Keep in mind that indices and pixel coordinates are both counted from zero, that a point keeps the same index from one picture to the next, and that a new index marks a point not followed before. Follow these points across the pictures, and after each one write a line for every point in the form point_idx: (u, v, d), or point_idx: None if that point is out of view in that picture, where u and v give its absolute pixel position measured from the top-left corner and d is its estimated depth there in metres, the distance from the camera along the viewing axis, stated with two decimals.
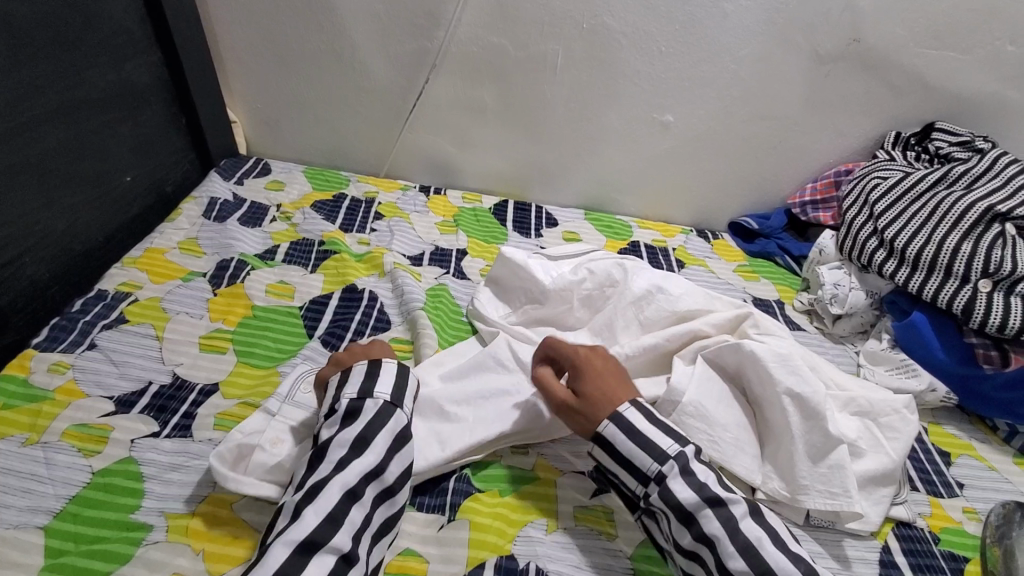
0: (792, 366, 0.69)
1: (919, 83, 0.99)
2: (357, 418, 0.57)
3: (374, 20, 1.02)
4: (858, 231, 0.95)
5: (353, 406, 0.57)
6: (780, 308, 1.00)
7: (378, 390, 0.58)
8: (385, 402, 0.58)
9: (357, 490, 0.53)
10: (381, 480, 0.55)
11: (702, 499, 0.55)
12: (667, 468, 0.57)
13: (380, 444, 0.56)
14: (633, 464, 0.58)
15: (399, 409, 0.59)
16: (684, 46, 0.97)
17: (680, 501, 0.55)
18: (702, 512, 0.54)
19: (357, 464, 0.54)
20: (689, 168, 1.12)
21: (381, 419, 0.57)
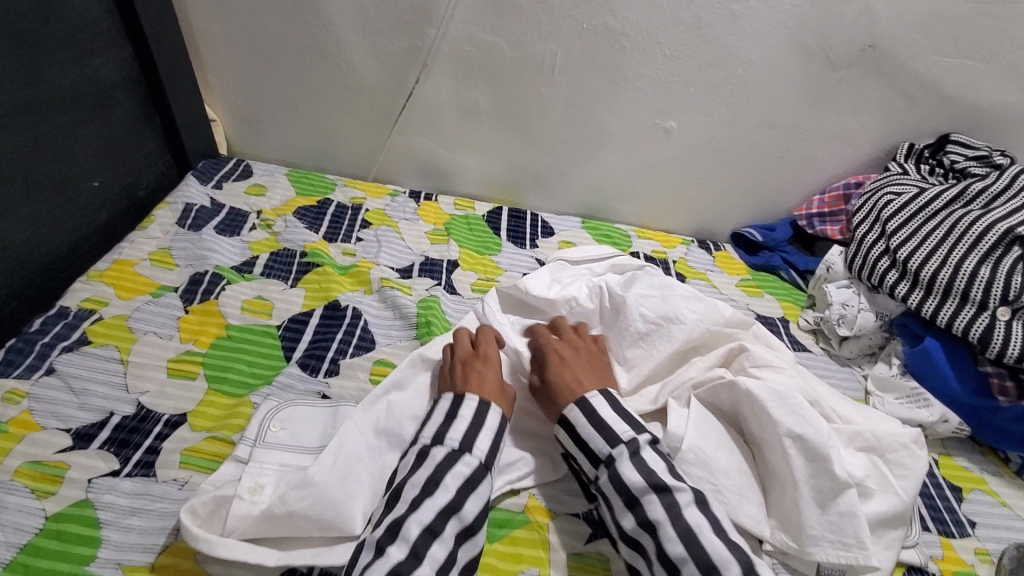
0: (792, 405, 0.66)
1: (935, 93, 0.94)
2: (424, 463, 0.54)
3: (362, 15, 0.95)
4: (868, 249, 0.90)
5: (424, 449, 0.56)
6: (785, 326, 0.95)
7: (449, 437, 0.56)
8: (453, 448, 0.55)
9: (438, 528, 0.50)
10: (461, 519, 0.52)
11: (649, 484, 0.56)
12: (616, 453, 0.59)
13: (449, 484, 0.53)
14: (589, 446, 0.61)
15: (469, 454, 0.55)
16: (691, 50, 0.92)
17: (629, 485, 0.57)
18: (645, 498, 0.55)
19: (431, 507, 0.51)
20: (691, 176, 1.07)
21: (451, 462, 0.54)
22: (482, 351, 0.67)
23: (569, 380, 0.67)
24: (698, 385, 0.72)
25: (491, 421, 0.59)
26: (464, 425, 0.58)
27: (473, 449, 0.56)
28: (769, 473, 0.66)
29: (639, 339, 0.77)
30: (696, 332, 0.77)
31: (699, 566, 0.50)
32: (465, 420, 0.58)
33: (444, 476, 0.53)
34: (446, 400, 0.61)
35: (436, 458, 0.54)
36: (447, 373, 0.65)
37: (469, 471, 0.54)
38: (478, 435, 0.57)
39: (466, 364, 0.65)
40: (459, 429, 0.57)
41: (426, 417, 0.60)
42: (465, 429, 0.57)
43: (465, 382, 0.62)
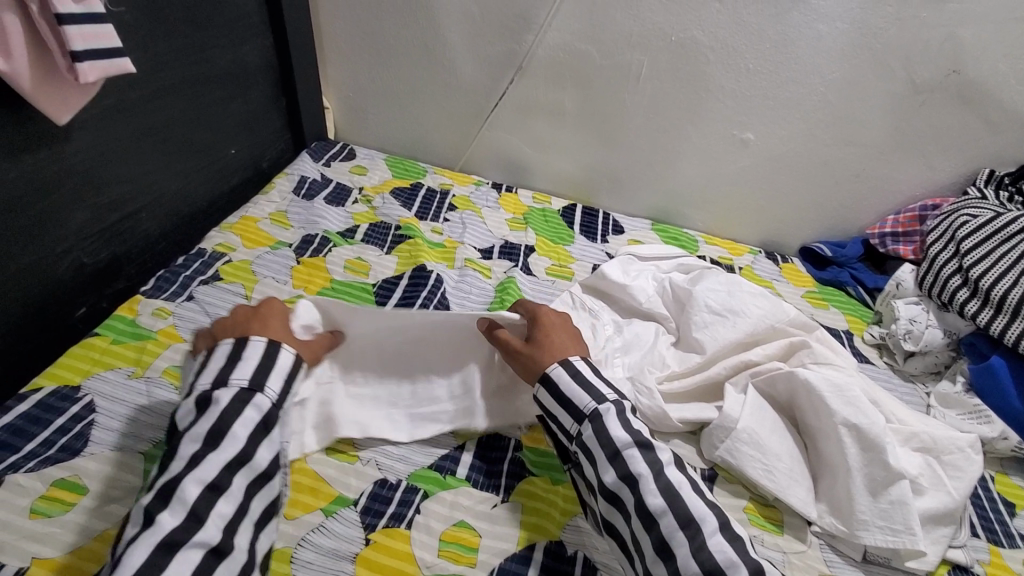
0: (849, 397, 0.68)
1: (1021, 122, 0.94)
2: (208, 409, 0.52)
3: (469, 21, 1.06)
4: (940, 267, 0.91)
5: (206, 396, 0.53)
6: (848, 338, 0.96)
7: (234, 377, 0.54)
8: (241, 389, 0.53)
9: (220, 483, 0.49)
10: (250, 467, 0.51)
11: (633, 440, 0.56)
12: (603, 409, 0.59)
13: (240, 434, 0.52)
14: (571, 401, 0.60)
15: (261, 393, 0.54)
16: (774, 66, 0.97)
17: (611, 438, 0.57)
18: (628, 451, 0.55)
19: (212, 458, 0.50)
20: (763, 188, 1.11)
21: (238, 407, 0.52)
22: (274, 301, 0.64)
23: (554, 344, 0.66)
24: (757, 373, 0.76)
25: (280, 363, 0.57)
26: (251, 365, 0.55)
27: (263, 390, 0.55)
28: (822, 460, 0.69)
29: (704, 326, 0.82)
30: (759, 326, 0.81)
31: (677, 519, 0.51)
32: (252, 362, 0.56)
33: (228, 427, 0.51)
34: (227, 345, 0.57)
35: (222, 403, 0.52)
36: (231, 327, 0.60)
37: (257, 417, 0.53)
38: (268, 378, 0.56)
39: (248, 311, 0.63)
40: (247, 368, 0.55)
41: (212, 364, 0.56)
42: (252, 369, 0.55)
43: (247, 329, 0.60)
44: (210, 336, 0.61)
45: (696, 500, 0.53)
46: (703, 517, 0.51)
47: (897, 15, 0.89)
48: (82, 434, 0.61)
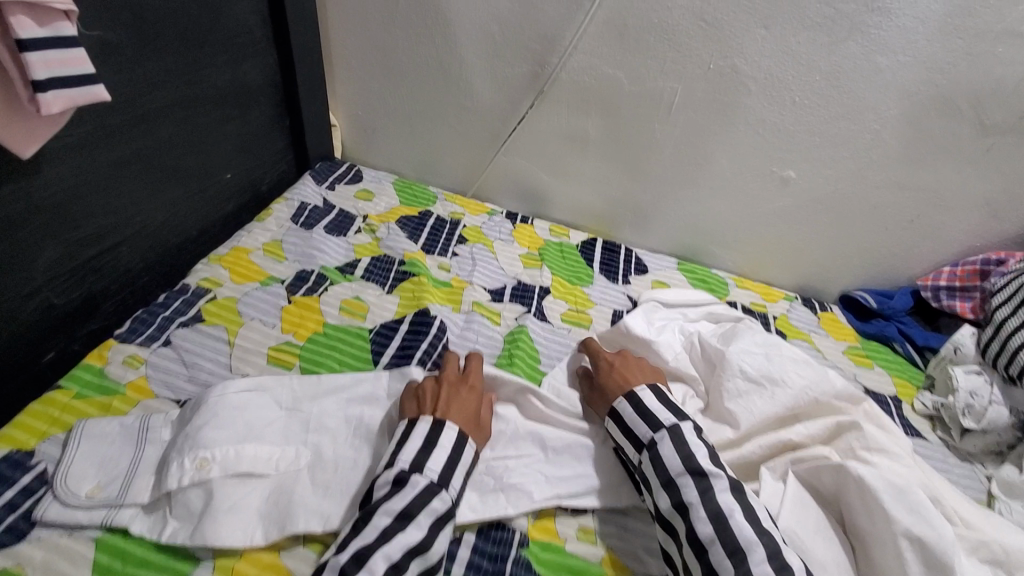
0: (912, 502, 0.59)
1: None
2: (402, 488, 0.54)
3: (487, 40, 0.98)
4: (1009, 335, 0.81)
5: (402, 477, 0.55)
6: (897, 406, 0.86)
7: (429, 466, 0.56)
8: (432, 482, 0.55)
9: (403, 566, 0.50)
10: (425, 558, 0.52)
11: (685, 466, 0.57)
12: (659, 436, 0.60)
13: (425, 521, 0.53)
14: (633, 432, 0.63)
15: (444, 491, 0.56)
16: (824, 100, 0.87)
17: (666, 464, 0.58)
18: (681, 478, 0.57)
19: (399, 540, 0.51)
20: (802, 230, 1.01)
21: (427, 498, 0.54)
22: (468, 379, 0.68)
23: (620, 377, 0.70)
24: (798, 459, 0.67)
25: (464, 457, 0.60)
26: (443, 456, 0.58)
27: (449, 486, 0.56)
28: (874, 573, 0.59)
29: (737, 396, 0.72)
30: (797, 399, 0.71)
31: (725, 548, 0.51)
32: (443, 451, 0.58)
33: (417, 512, 0.53)
34: (424, 423, 0.60)
35: (415, 488, 0.54)
36: (433, 395, 0.65)
37: (441, 509, 0.55)
38: (455, 473, 0.58)
39: (450, 387, 0.66)
40: (440, 461, 0.57)
41: (405, 437, 0.59)
42: (444, 462, 0.58)
43: (446, 405, 0.63)
44: (420, 404, 0.64)
45: (746, 525, 0.52)
46: (753, 543, 0.51)
47: (968, 49, 0.79)
48: (30, 512, 0.55)
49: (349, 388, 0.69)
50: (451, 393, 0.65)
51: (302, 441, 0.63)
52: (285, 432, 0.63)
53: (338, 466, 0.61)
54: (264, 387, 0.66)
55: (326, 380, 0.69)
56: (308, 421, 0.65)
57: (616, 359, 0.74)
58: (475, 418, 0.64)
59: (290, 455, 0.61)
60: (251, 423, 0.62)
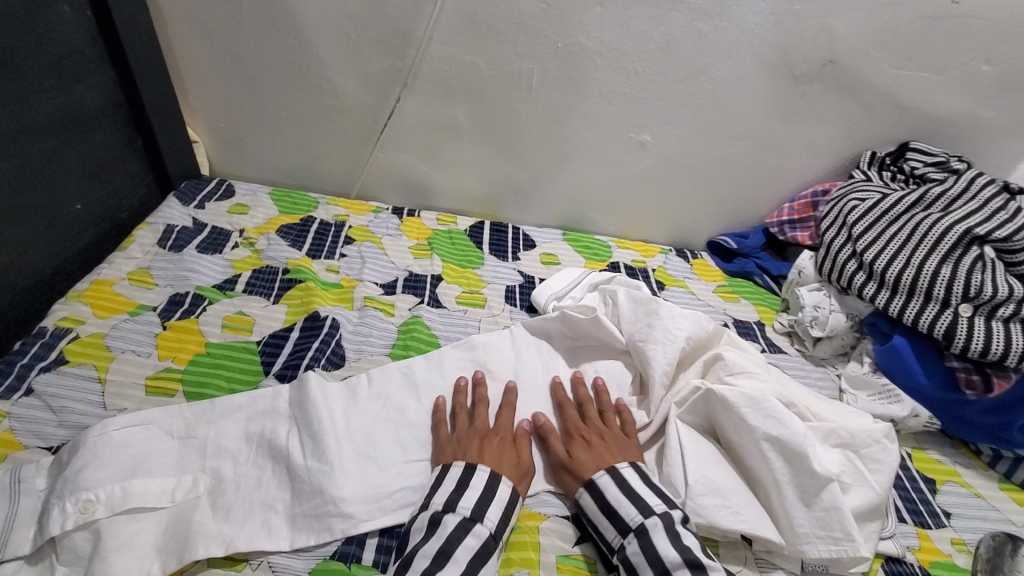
0: (767, 409, 0.66)
1: (895, 103, 0.97)
2: (438, 531, 0.56)
3: (342, 37, 0.98)
4: (836, 253, 0.91)
5: (435, 516, 0.57)
6: (761, 330, 0.97)
7: (461, 505, 0.58)
8: (465, 518, 0.57)
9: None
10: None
11: (683, 560, 0.55)
12: (650, 522, 0.58)
13: (461, 558, 0.54)
14: (618, 512, 0.60)
15: (480, 524, 0.57)
16: (662, 66, 0.96)
17: (662, 557, 0.55)
18: (680, 573, 0.54)
19: None
20: (665, 188, 1.11)
21: (462, 534, 0.55)
22: (500, 427, 0.69)
23: (582, 462, 0.66)
24: (681, 401, 0.73)
25: (501, 495, 0.60)
26: (476, 495, 0.59)
27: (484, 519, 0.57)
28: (749, 475, 0.66)
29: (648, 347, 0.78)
30: (681, 350, 0.77)
31: None
32: (476, 490, 0.60)
33: (453, 550, 0.54)
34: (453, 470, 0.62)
35: (449, 527, 0.56)
36: (457, 447, 0.65)
37: (477, 544, 0.55)
38: (490, 508, 0.59)
39: (482, 438, 0.67)
40: (471, 498, 0.58)
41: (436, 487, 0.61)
42: (476, 498, 0.59)
43: (482, 454, 0.64)
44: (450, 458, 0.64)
45: None
46: None
47: (771, 9, 0.90)
48: None
49: (248, 406, 0.67)
50: (490, 445, 0.66)
51: (199, 467, 0.61)
52: (180, 462, 0.61)
53: (240, 485, 0.60)
54: (150, 419, 0.63)
55: (222, 403, 0.67)
56: (206, 446, 0.63)
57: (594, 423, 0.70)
58: (513, 463, 0.65)
59: (187, 484, 0.59)
60: (141, 457, 0.60)
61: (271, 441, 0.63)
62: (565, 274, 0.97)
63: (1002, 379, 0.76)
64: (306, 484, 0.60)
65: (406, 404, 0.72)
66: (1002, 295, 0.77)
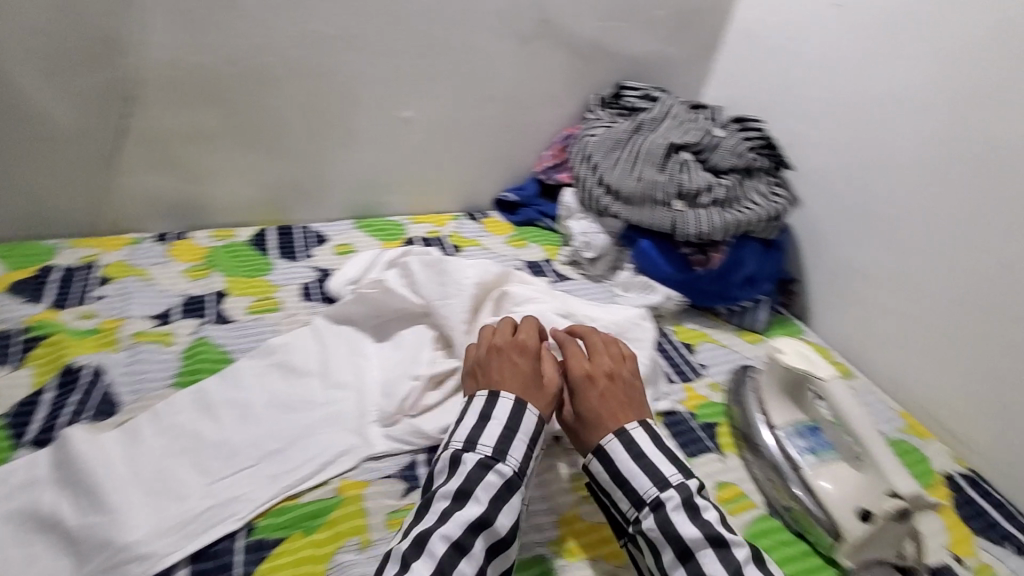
0: (544, 322, 0.75)
1: (604, 50, 1.14)
2: (458, 471, 0.57)
3: (32, 53, 0.85)
4: (586, 182, 1.05)
5: (456, 455, 0.58)
6: (550, 265, 1.08)
7: (481, 442, 0.59)
8: (485, 457, 0.58)
9: (465, 543, 0.53)
10: (492, 531, 0.55)
11: (704, 537, 0.54)
12: (666, 497, 0.57)
13: (482, 495, 0.56)
14: (632, 486, 0.59)
15: (500, 463, 0.58)
16: (400, 43, 1.00)
17: (682, 535, 0.55)
18: (702, 551, 0.54)
19: (461, 517, 0.54)
20: (440, 159, 1.17)
21: (480, 472, 0.57)
22: (518, 339, 0.69)
23: (589, 410, 0.64)
24: None
25: (524, 426, 0.61)
26: (498, 430, 0.60)
27: (504, 457, 0.58)
28: None
29: (442, 302, 0.82)
30: (473, 296, 0.83)
31: None
32: (499, 425, 0.60)
33: (473, 488, 0.56)
34: (478, 400, 0.63)
35: (469, 466, 0.57)
36: (489, 376, 0.66)
37: (498, 481, 0.57)
38: (512, 443, 0.60)
39: (501, 359, 0.67)
40: (491, 435, 0.59)
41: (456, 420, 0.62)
42: (496, 436, 0.60)
43: (500, 380, 0.65)
44: (487, 381, 0.66)
45: None
46: None
47: None
48: None
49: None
50: (505, 372, 0.65)
51: None
52: None
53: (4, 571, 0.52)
54: None
55: None
56: None
57: (593, 372, 0.67)
58: (534, 376, 0.66)
59: None
60: None
61: (36, 511, 0.56)
62: (360, 258, 0.98)
63: (716, 251, 0.98)
64: (88, 539, 0.55)
65: (201, 427, 0.68)
66: (701, 186, 0.96)
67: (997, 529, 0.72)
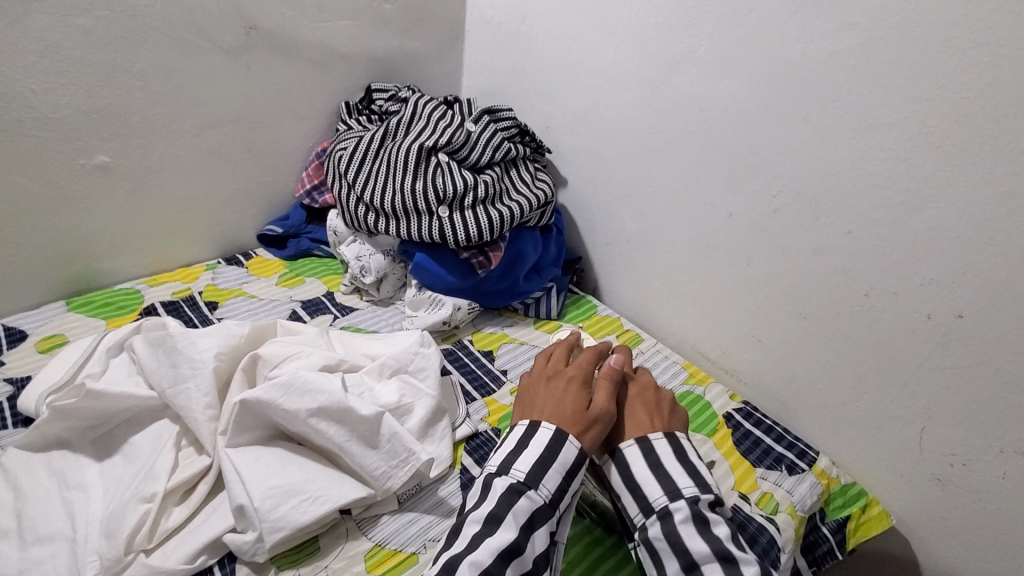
0: (299, 386, 0.63)
1: (337, 53, 1.03)
2: (489, 495, 0.54)
3: None
4: (345, 203, 0.95)
5: (489, 479, 0.56)
6: (332, 299, 0.97)
7: (515, 467, 0.56)
8: (517, 482, 0.54)
9: (494, 572, 0.49)
10: (522, 560, 0.51)
11: (713, 552, 0.50)
12: (673, 505, 0.53)
13: (512, 520, 0.52)
14: (642, 492, 0.56)
15: (534, 490, 0.54)
16: (57, 77, 0.79)
17: (690, 548, 0.51)
18: (708, 564, 0.50)
19: (490, 544, 0.50)
20: (169, 205, 0.97)
21: (513, 498, 0.53)
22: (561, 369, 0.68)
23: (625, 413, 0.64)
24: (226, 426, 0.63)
25: (564, 456, 0.57)
26: (534, 457, 0.56)
27: (538, 485, 0.55)
28: (323, 454, 0.65)
29: (175, 390, 0.67)
30: (215, 372, 0.68)
31: None
32: (535, 451, 0.57)
33: (504, 513, 0.52)
34: (520, 429, 0.60)
35: (499, 491, 0.54)
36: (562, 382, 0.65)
37: (529, 508, 0.53)
38: (546, 473, 0.56)
39: (552, 381, 0.66)
40: (527, 460, 0.56)
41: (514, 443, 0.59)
42: (532, 462, 0.56)
43: (542, 407, 0.62)
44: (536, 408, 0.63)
45: None
46: None
47: None
48: None
49: None
50: (557, 388, 0.64)
51: None
52: None
53: None
54: None
55: None
56: None
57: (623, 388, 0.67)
58: (567, 403, 0.62)
59: None
60: None
61: None
62: (69, 352, 0.77)
63: (496, 250, 0.93)
64: None
65: None
66: (462, 187, 0.92)
67: (770, 454, 0.79)
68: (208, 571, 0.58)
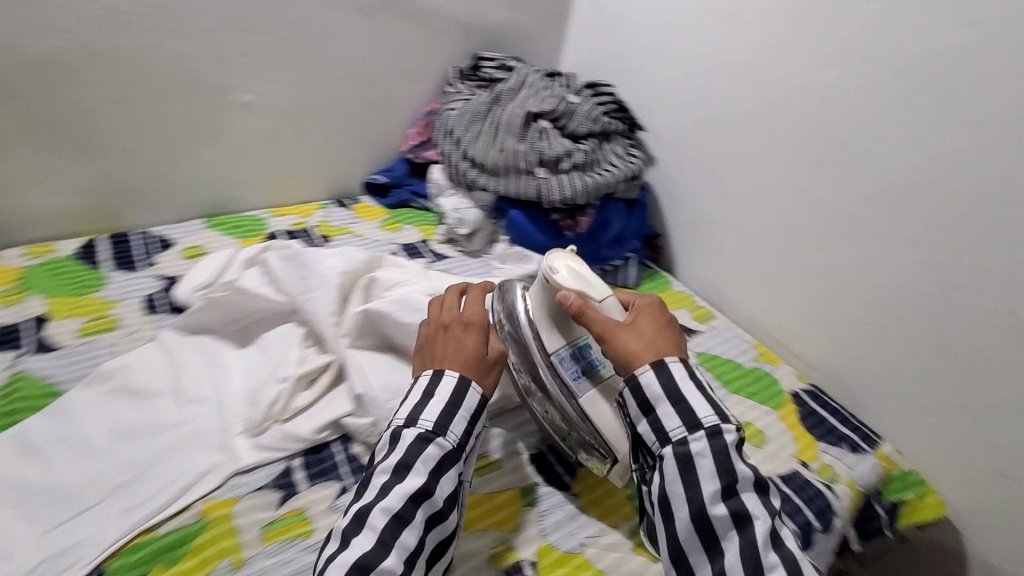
0: (413, 304, 0.74)
1: (454, 21, 1.12)
2: (399, 445, 0.56)
3: None
4: (451, 158, 1.04)
5: (398, 431, 0.57)
6: (427, 246, 1.06)
7: (423, 418, 0.57)
8: (426, 430, 0.56)
9: (406, 514, 0.52)
10: (432, 502, 0.54)
11: (752, 480, 0.53)
12: (725, 426, 0.55)
13: (421, 466, 0.54)
14: (684, 406, 0.56)
15: (442, 437, 0.56)
16: (224, 20, 0.91)
17: (737, 471, 0.53)
18: (746, 489, 0.52)
19: (404, 487, 0.53)
20: (295, 145, 1.09)
21: (423, 445, 0.55)
22: (469, 318, 0.65)
23: (619, 343, 0.61)
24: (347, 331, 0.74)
25: (468, 403, 0.59)
26: (442, 405, 0.58)
27: (445, 432, 0.57)
28: None
29: (305, 297, 0.77)
30: (339, 287, 0.78)
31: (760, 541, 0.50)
32: (442, 400, 0.58)
33: (413, 461, 0.54)
34: (423, 381, 0.60)
35: (410, 440, 0.56)
36: (462, 345, 0.63)
37: (438, 453, 0.56)
38: (453, 419, 0.58)
39: (458, 337, 0.63)
40: (434, 410, 0.57)
41: (415, 399, 0.59)
42: (438, 411, 0.58)
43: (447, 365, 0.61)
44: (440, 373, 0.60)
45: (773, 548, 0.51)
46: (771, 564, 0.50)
47: None
48: None
49: None
50: (465, 345, 0.63)
51: None
52: None
53: None
54: None
55: None
56: None
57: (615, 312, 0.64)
58: (474, 357, 0.62)
59: None
60: None
61: None
62: (211, 260, 0.89)
63: (584, 215, 1.00)
64: None
65: (24, 475, 0.59)
66: (561, 152, 0.98)
67: (834, 432, 0.83)
68: (328, 445, 0.68)
